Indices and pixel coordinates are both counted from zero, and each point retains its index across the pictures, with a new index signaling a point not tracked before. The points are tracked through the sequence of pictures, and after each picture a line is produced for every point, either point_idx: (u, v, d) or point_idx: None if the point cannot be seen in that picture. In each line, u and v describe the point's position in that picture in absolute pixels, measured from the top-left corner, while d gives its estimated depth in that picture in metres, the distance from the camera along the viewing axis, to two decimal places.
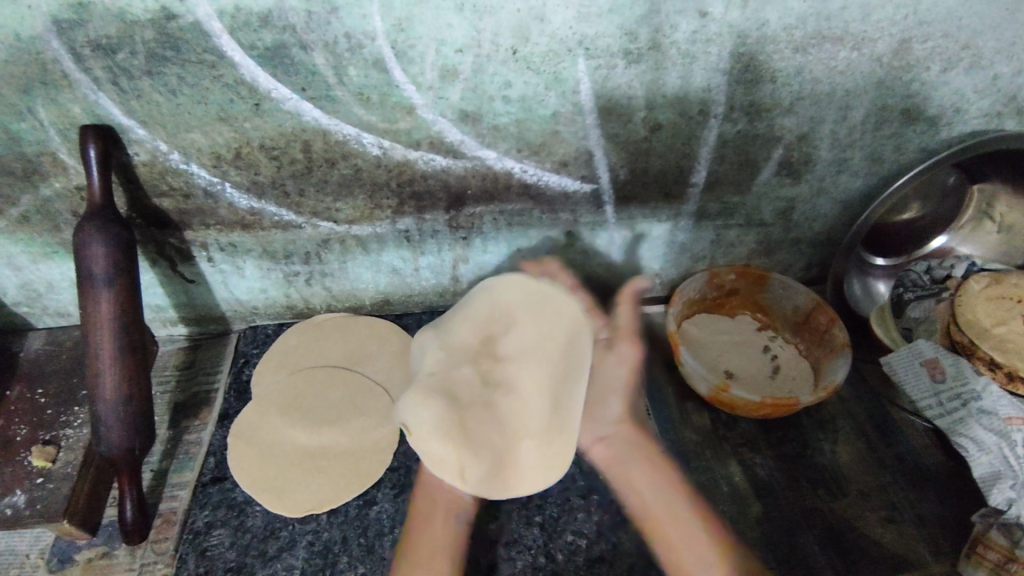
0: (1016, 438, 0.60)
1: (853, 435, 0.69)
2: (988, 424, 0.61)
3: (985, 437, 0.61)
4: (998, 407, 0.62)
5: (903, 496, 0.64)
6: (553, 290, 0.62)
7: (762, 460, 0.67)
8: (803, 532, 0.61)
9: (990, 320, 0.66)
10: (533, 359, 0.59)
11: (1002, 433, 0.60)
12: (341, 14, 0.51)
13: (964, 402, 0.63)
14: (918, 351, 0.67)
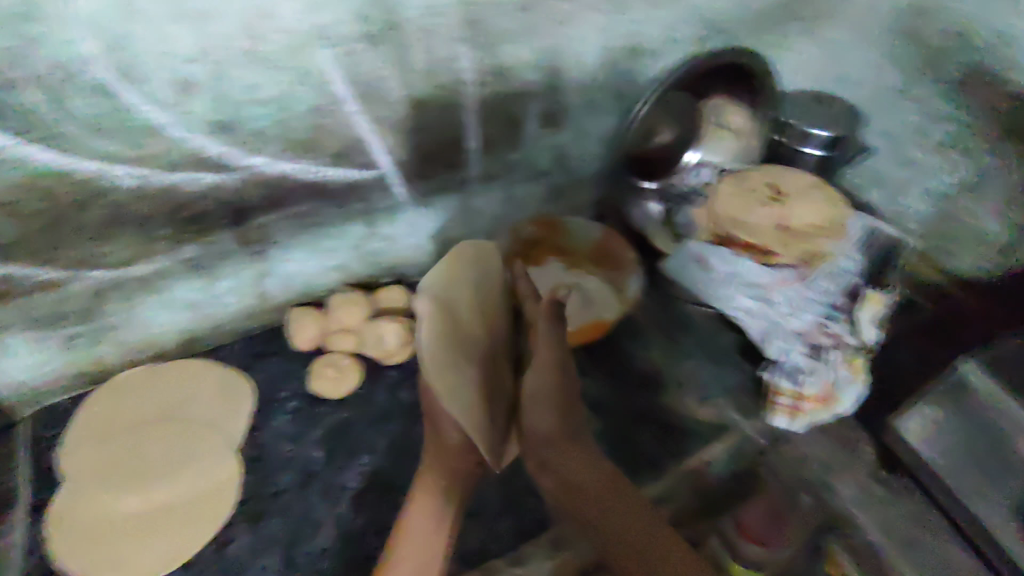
0: (776, 299, 0.72)
1: (658, 339, 0.79)
2: (753, 294, 0.73)
3: (753, 305, 0.73)
4: (758, 279, 0.73)
5: (709, 373, 0.75)
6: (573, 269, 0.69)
7: (594, 380, 0.73)
8: (640, 430, 0.68)
9: (742, 212, 0.74)
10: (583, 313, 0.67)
11: (765, 298, 0.72)
12: (42, 44, 0.47)
13: (733, 282, 0.74)
14: (689, 251, 0.77)
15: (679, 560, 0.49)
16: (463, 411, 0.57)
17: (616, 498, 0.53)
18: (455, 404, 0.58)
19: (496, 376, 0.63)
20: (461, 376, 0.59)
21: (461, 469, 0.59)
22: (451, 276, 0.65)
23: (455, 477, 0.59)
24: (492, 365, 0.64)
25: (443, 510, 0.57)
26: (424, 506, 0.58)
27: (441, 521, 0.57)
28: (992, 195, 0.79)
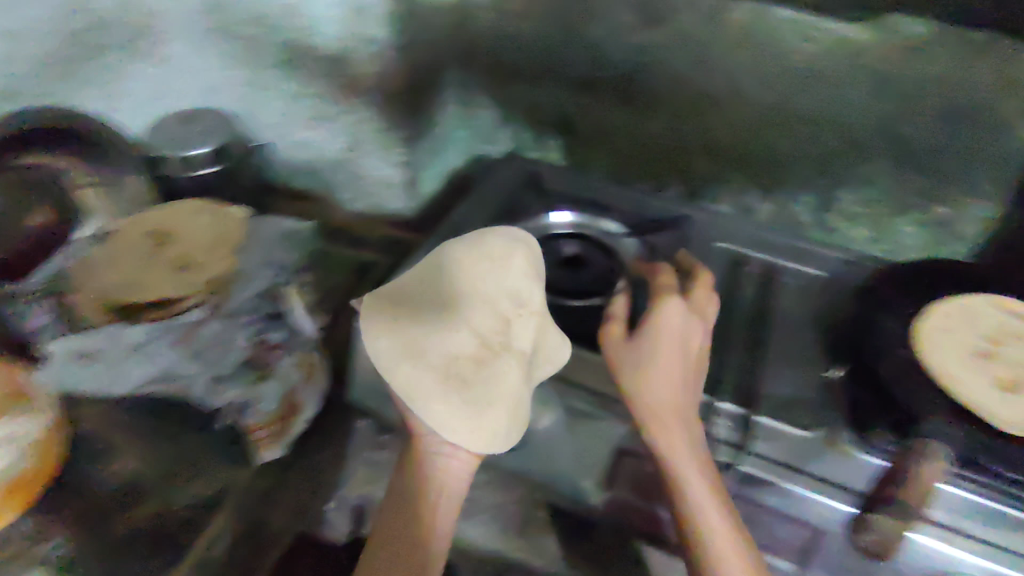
0: (188, 349, 0.63)
1: (125, 438, 0.64)
2: (158, 356, 0.62)
3: (168, 367, 0.63)
4: (157, 340, 0.63)
5: (167, 458, 0.64)
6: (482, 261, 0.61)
7: (51, 541, 0.56)
8: (124, 559, 0.56)
9: (122, 277, 0.67)
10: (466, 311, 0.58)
11: (177, 354, 0.63)
12: None
13: (131, 352, 0.62)
14: (51, 357, 0.61)
15: (713, 534, 0.48)
16: (426, 413, 0.54)
17: (654, 417, 0.54)
18: (428, 406, 0.55)
19: (492, 345, 0.57)
20: (422, 362, 0.56)
21: (435, 478, 0.55)
22: (478, 245, 0.62)
23: (433, 482, 0.55)
24: (485, 346, 0.57)
25: (422, 520, 0.54)
26: (396, 513, 0.54)
27: (425, 536, 0.53)
28: (372, 144, 0.85)
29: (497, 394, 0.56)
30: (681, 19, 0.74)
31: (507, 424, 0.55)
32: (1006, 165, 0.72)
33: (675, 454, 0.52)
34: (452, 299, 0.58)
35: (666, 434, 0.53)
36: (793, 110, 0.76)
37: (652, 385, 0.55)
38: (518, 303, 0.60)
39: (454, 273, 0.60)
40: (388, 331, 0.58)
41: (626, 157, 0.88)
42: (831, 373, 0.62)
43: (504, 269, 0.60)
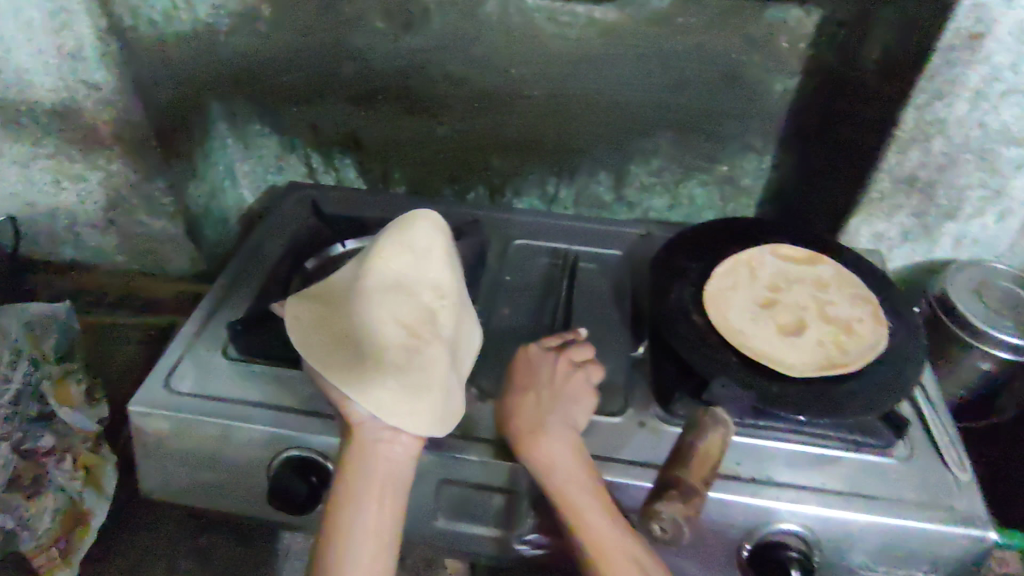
0: None
1: None
2: None
3: None
4: None
5: None
6: (402, 248, 0.55)
7: None
8: None
9: None
10: (391, 297, 0.52)
11: None
12: None
13: None
14: None
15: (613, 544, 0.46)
16: (366, 403, 0.48)
17: (535, 428, 0.51)
18: (369, 395, 0.48)
19: (421, 330, 0.52)
20: (349, 354, 0.50)
21: (381, 472, 0.47)
22: (388, 236, 0.56)
23: (377, 476, 0.47)
24: (414, 333, 0.51)
25: (371, 518, 0.46)
26: (342, 510, 0.46)
27: (380, 542, 0.46)
28: (140, 208, 0.78)
29: (432, 381, 0.50)
30: (437, 23, 0.72)
31: (444, 405, 0.50)
32: (762, 117, 0.78)
33: (572, 474, 0.49)
34: (372, 289, 0.52)
35: (553, 446, 0.50)
36: (569, 95, 0.77)
37: (530, 415, 0.52)
38: (439, 292, 0.55)
39: (366, 269, 0.54)
40: (307, 332, 0.53)
41: (424, 166, 0.86)
42: (637, 351, 0.62)
43: (427, 257, 0.55)
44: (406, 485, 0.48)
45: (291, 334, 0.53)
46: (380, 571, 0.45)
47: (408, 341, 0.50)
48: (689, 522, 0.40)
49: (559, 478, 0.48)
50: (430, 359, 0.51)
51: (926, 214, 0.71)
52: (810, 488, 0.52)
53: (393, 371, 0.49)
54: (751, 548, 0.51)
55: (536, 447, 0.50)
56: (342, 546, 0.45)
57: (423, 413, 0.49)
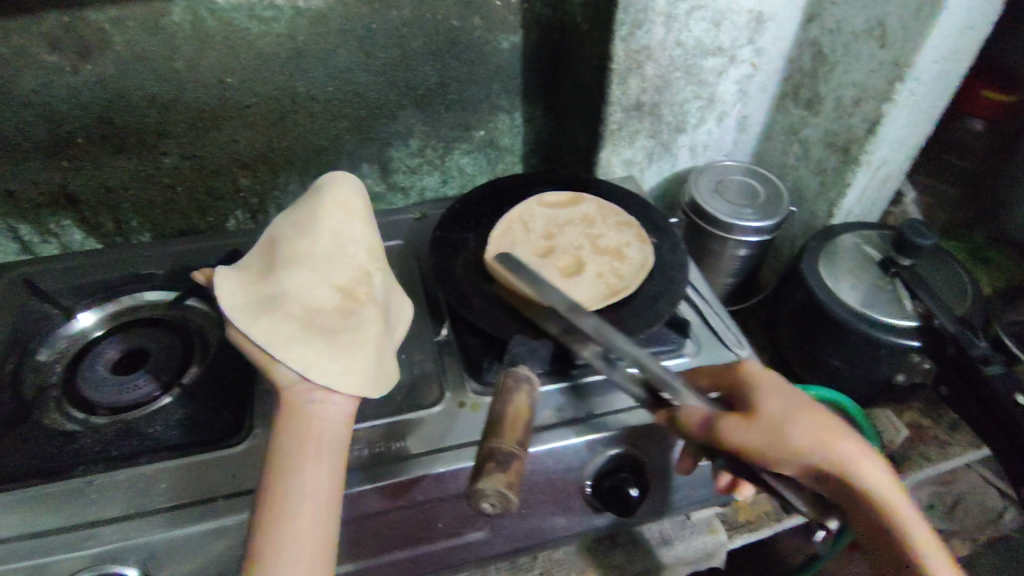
0: None
1: None
2: None
3: None
4: None
5: None
6: (326, 205, 0.53)
7: None
8: None
9: None
10: (319, 260, 0.51)
11: None
12: None
13: None
14: None
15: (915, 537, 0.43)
16: (293, 360, 0.45)
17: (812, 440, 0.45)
18: (294, 351, 0.46)
19: (354, 294, 0.51)
20: (279, 313, 0.47)
21: (316, 430, 0.44)
22: (313, 201, 0.54)
23: (311, 432, 0.44)
24: (349, 296, 0.50)
25: (312, 474, 0.42)
26: (279, 475, 0.42)
27: (322, 498, 0.42)
28: None
29: (366, 338, 0.49)
30: (120, 43, 0.62)
31: (377, 365, 0.49)
32: (499, 76, 0.79)
33: (877, 477, 0.44)
34: (304, 252, 0.51)
35: (852, 443, 0.45)
36: (301, 93, 0.72)
37: (802, 427, 0.45)
38: (369, 250, 0.54)
39: (290, 233, 0.52)
40: (237, 290, 0.49)
41: (162, 204, 0.76)
42: (441, 335, 0.61)
43: (354, 213, 0.54)
44: (343, 444, 0.45)
45: (217, 295, 0.48)
46: (323, 530, 0.41)
47: (338, 303, 0.49)
48: (512, 489, 0.39)
49: (870, 482, 0.44)
50: (364, 316, 0.50)
51: (660, 133, 0.78)
52: (626, 409, 0.55)
53: (331, 333, 0.47)
54: (592, 485, 0.54)
55: (847, 458, 0.44)
56: (286, 506, 0.41)
57: (352, 384, 0.46)
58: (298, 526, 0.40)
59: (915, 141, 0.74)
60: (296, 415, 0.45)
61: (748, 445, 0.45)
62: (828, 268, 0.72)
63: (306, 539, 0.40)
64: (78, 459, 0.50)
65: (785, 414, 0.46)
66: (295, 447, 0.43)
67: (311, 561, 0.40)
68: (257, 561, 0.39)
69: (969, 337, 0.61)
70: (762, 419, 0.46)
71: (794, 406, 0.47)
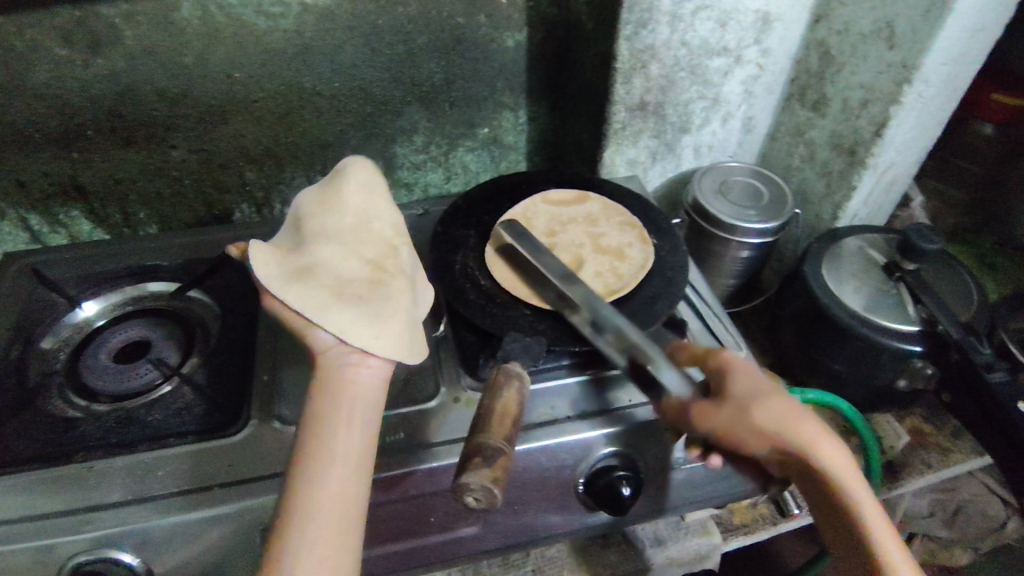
0: None
1: None
2: None
3: None
4: None
5: None
6: (348, 185, 0.53)
7: None
8: None
9: None
10: (346, 237, 0.50)
11: None
12: None
13: None
14: None
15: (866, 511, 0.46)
16: (329, 326, 0.45)
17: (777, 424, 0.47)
18: (330, 318, 0.45)
19: (383, 264, 0.50)
20: (311, 282, 0.46)
21: (351, 394, 0.44)
22: (335, 180, 0.54)
23: (344, 396, 0.44)
24: (379, 268, 0.50)
25: (341, 439, 0.42)
26: (310, 437, 0.42)
27: (353, 463, 0.42)
28: None
29: (397, 306, 0.48)
30: (130, 37, 0.63)
31: (410, 333, 0.48)
32: (504, 73, 0.79)
33: (828, 450, 0.47)
34: (331, 229, 0.51)
35: (815, 426, 0.48)
36: (306, 89, 0.73)
37: (769, 410, 0.48)
38: (395, 225, 0.54)
39: (316, 211, 0.52)
40: (269, 259, 0.48)
41: (169, 196, 0.77)
42: (438, 331, 0.61)
43: (375, 192, 0.54)
44: (376, 410, 0.45)
45: (252, 264, 0.47)
46: (352, 494, 0.41)
47: (368, 275, 0.49)
48: (498, 485, 0.39)
49: (836, 465, 0.47)
50: (396, 286, 0.50)
51: (664, 133, 0.78)
52: (618, 409, 0.55)
53: (365, 301, 0.47)
54: (585, 483, 0.54)
55: (811, 438, 0.47)
56: (313, 467, 0.40)
57: (387, 347, 0.46)
58: (327, 488, 0.40)
59: (923, 143, 0.73)
60: (332, 378, 0.45)
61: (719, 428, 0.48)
62: (830, 271, 0.72)
63: (337, 497, 0.40)
64: (77, 446, 0.51)
65: (754, 399, 0.48)
66: (330, 408, 0.43)
67: (339, 524, 0.39)
68: (285, 521, 0.39)
69: (973, 342, 0.61)
70: (733, 403, 0.48)
71: (762, 391, 0.49)
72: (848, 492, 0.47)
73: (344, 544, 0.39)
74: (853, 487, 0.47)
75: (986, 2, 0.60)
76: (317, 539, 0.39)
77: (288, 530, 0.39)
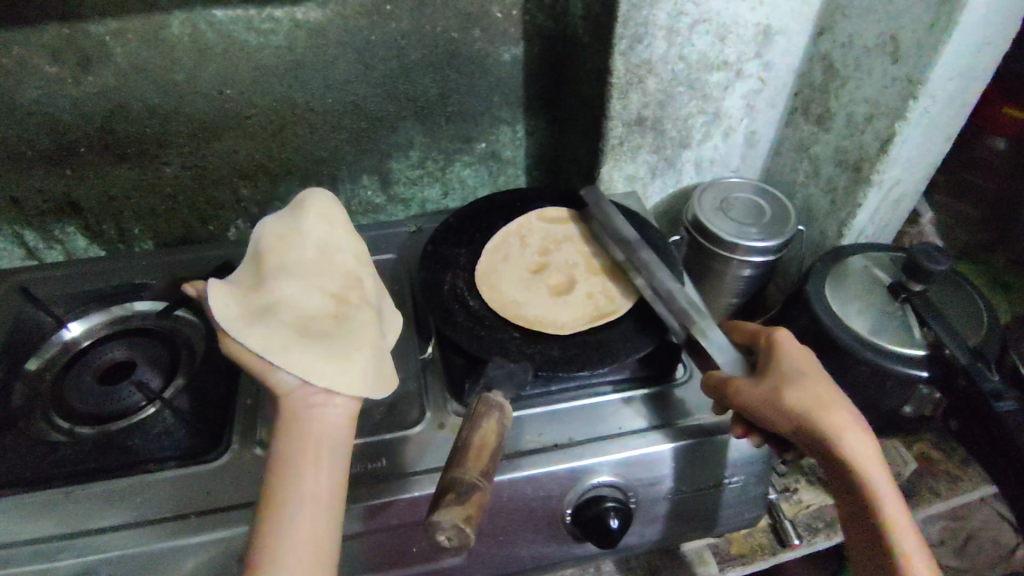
0: None
1: None
2: None
3: None
4: None
5: None
6: (305, 220, 0.52)
7: None
8: None
9: None
10: (306, 273, 0.50)
11: None
12: None
13: None
14: None
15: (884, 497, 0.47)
16: (292, 364, 0.43)
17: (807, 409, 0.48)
18: (295, 357, 0.43)
19: (346, 297, 0.50)
20: (273, 320, 0.45)
21: (317, 437, 0.43)
22: (293, 215, 0.53)
23: (310, 439, 0.42)
24: (342, 301, 0.50)
25: (308, 483, 0.41)
26: (276, 483, 0.41)
27: (324, 508, 0.41)
28: None
29: (362, 339, 0.48)
30: (121, 54, 0.63)
31: (376, 366, 0.47)
32: (500, 88, 0.78)
33: (856, 440, 0.48)
34: (292, 265, 0.50)
35: (842, 410, 0.48)
36: (299, 104, 0.72)
37: (800, 392, 0.48)
38: (355, 257, 0.53)
39: (274, 246, 0.51)
40: (228, 298, 0.46)
41: (163, 213, 0.77)
42: (426, 353, 0.60)
43: (333, 226, 0.53)
44: (344, 448, 0.44)
45: (211, 305, 0.44)
46: (322, 538, 0.40)
47: (331, 310, 0.49)
48: (470, 524, 0.38)
49: (859, 455, 0.47)
50: (360, 318, 0.49)
51: (664, 148, 0.76)
52: (609, 437, 0.54)
53: (328, 337, 0.46)
54: (573, 512, 0.52)
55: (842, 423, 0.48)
56: (281, 515, 0.40)
57: (353, 382, 0.45)
58: (295, 535, 0.39)
59: (931, 160, 0.70)
60: (297, 420, 0.43)
61: (753, 402, 0.49)
62: (834, 291, 0.70)
63: (309, 543, 0.40)
64: (56, 471, 0.51)
65: (794, 381, 0.49)
66: (296, 453, 0.42)
67: (312, 572, 0.39)
68: (255, 571, 0.38)
69: (981, 368, 0.58)
70: (772, 379, 0.50)
71: (799, 370, 0.50)
72: (869, 477, 0.47)
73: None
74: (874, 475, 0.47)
75: (995, 14, 0.58)
76: None
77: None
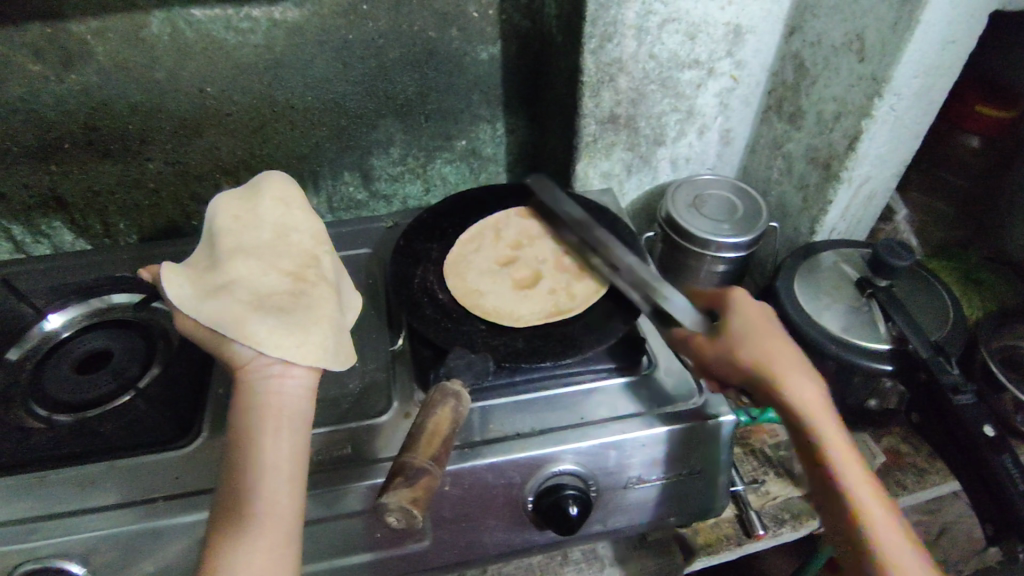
0: None
1: None
2: None
3: None
4: None
5: None
6: (260, 204, 0.53)
7: None
8: None
9: None
10: (262, 253, 0.50)
11: None
12: None
13: None
14: None
15: (833, 443, 0.51)
16: (244, 335, 0.44)
17: (753, 359, 0.54)
18: (247, 328, 0.45)
19: (303, 274, 0.51)
20: (227, 297, 0.46)
21: (275, 406, 0.44)
22: (250, 199, 0.54)
23: (270, 409, 0.44)
24: (300, 278, 0.50)
25: (272, 449, 0.43)
26: (238, 454, 0.42)
27: (285, 475, 0.42)
28: None
29: (318, 314, 0.48)
30: (102, 53, 0.65)
31: (335, 339, 0.48)
32: (479, 87, 0.80)
33: (807, 393, 0.52)
34: (247, 245, 0.51)
35: (793, 362, 0.54)
36: (280, 102, 0.74)
37: (753, 346, 0.55)
38: (312, 237, 0.54)
39: (230, 227, 0.52)
40: (183, 280, 0.48)
41: (147, 208, 0.78)
42: (396, 344, 0.62)
43: (287, 208, 0.54)
44: (304, 417, 0.45)
45: (165, 287, 0.47)
46: (287, 508, 0.42)
47: (286, 286, 0.49)
48: (417, 505, 0.39)
49: (800, 398, 0.52)
50: (316, 296, 0.49)
51: (638, 146, 0.77)
52: (571, 427, 0.55)
53: (283, 310, 0.47)
54: (534, 500, 0.53)
55: (786, 371, 0.53)
56: (244, 486, 0.41)
57: (305, 352, 0.45)
58: (263, 497, 0.41)
59: (900, 156, 0.71)
60: (256, 393, 0.44)
61: (707, 358, 0.56)
62: (804, 285, 0.71)
63: (274, 510, 0.41)
64: (29, 456, 0.52)
65: (748, 337, 0.56)
66: (257, 422, 0.43)
67: (275, 536, 0.41)
68: (223, 539, 0.40)
69: (942, 363, 0.59)
70: (720, 340, 0.56)
71: (759, 330, 0.56)
72: (818, 432, 0.51)
73: (282, 549, 0.41)
74: (821, 420, 0.52)
75: (958, 13, 0.58)
76: (253, 554, 0.40)
77: (228, 551, 0.40)
